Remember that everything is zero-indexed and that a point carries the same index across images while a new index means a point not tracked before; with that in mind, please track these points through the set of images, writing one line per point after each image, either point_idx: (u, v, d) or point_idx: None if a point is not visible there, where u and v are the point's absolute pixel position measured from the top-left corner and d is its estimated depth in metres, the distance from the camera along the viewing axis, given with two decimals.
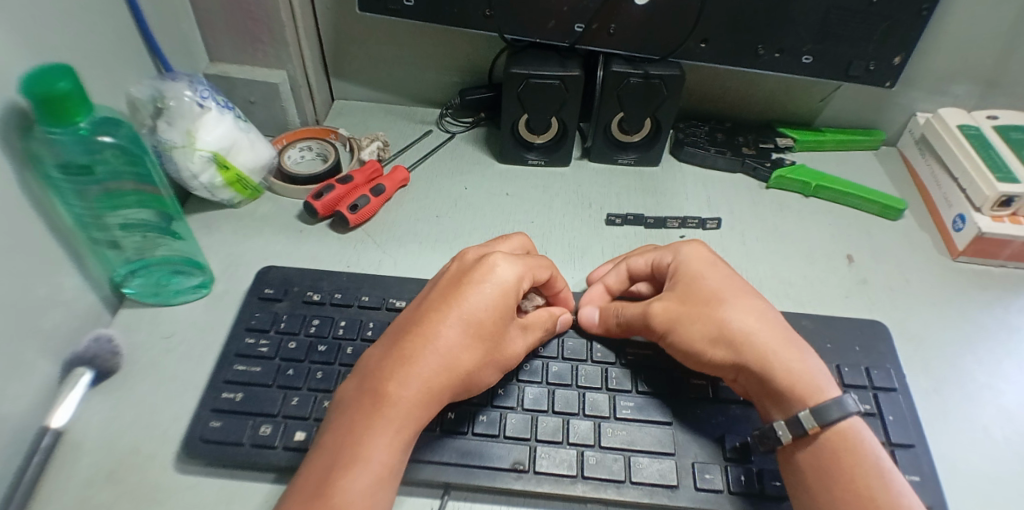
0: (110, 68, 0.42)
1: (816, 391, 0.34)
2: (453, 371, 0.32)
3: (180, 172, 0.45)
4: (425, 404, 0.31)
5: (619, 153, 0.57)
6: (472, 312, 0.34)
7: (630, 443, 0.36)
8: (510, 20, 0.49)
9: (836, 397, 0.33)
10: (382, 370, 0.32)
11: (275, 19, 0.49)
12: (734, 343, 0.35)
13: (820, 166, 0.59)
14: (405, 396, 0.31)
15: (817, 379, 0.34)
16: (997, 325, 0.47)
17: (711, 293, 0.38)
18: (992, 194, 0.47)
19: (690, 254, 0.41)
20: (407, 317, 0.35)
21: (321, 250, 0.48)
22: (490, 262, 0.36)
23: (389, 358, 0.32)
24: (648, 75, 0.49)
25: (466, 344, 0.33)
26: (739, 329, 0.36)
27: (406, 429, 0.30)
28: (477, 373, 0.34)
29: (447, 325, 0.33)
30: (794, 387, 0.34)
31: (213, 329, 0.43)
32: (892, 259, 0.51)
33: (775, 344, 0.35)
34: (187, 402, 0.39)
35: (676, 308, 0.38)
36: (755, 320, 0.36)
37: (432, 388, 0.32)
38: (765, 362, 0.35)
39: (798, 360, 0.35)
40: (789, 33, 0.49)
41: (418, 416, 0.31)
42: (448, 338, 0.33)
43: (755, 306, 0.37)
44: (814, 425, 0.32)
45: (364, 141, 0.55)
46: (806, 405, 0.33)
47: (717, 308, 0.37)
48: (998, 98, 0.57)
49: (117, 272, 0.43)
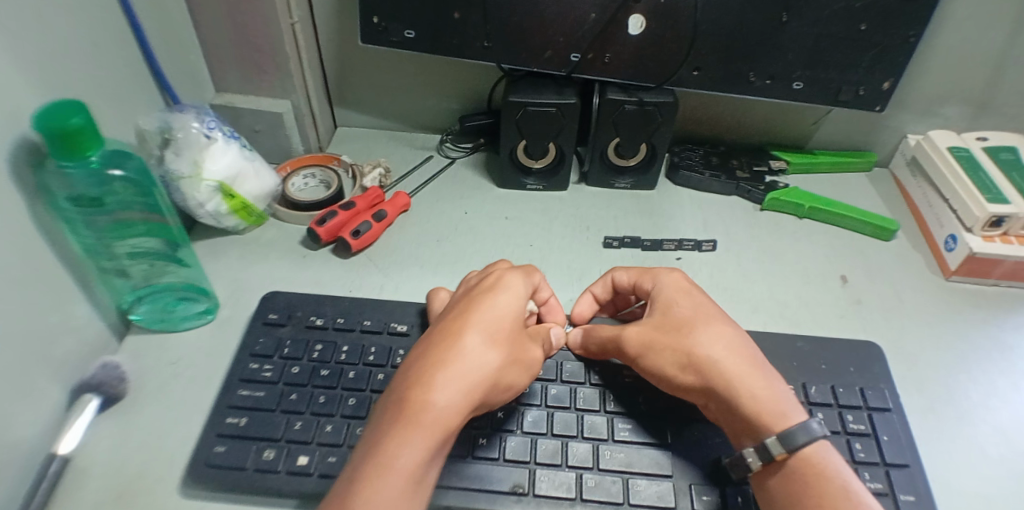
0: (122, 102, 0.43)
1: (780, 417, 0.34)
2: (483, 376, 0.32)
3: (187, 200, 0.46)
4: (455, 410, 0.30)
5: (615, 177, 0.58)
6: (491, 317, 0.35)
7: (627, 465, 0.36)
8: (508, 51, 0.50)
9: (801, 421, 0.33)
10: (413, 376, 0.31)
11: (280, 51, 0.51)
12: (699, 367, 0.36)
13: (813, 187, 0.60)
14: (435, 398, 0.30)
15: (782, 406, 0.34)
16: (992, 344, 0.47)
17: (682, 319, 0.39)
18: (983, 214, 0.48)
19: (668, 279, 0.42)
20: (434, 328, 0.35)
21: (323, 275, 0.49)
22: (498, 275, 0.38)
23: (420, 364, 0.32)
24: (643, 102, 0.51)
25: (491, 349, 0.33)
26: (707, 356, 0.36)
27: (437, 434, 0.29)
28: (503, 380, 0.34)
29: (471, 332, 0.33)
30: (760, 414, 0.34)
31: (219, 355, 0.44)
32: (887, 279, 0.52)
33: (743, 369, 0.36)
34: (192, 427, 0.39)
35: (646, 332, 0.39)
36: (724, 348, 0.36)
37: (462, 392, 0.31)
38: (728, 387, 0.35)
39: (766, 388, 0.35)
40: (780, 60, 0.50)
41: (451, 422, 0.30)
42: (473, 344, 0.33)
43: (726, 332, 0.38)
44: (782, 451, 0.32)
45: (365, 168, 0.56)
46: (772, 430, 0.33)
47: (688, 333, 0.37)
48: (988, 119, 0.59)
49: (124, 300, 0.44)
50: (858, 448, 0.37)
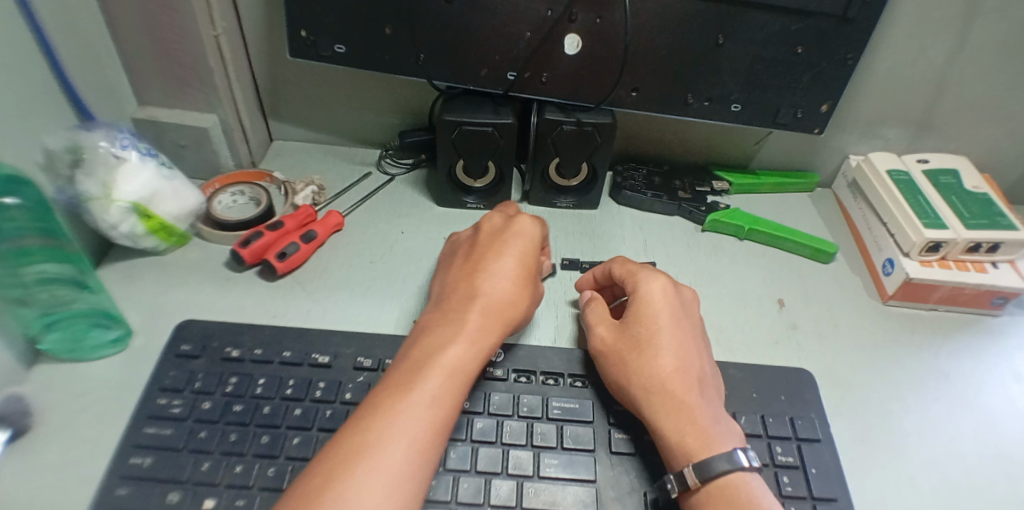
0: (26, 121, 0.41)
1: (704, 446, 0.34)
2: (510, 311, 0.40)
3: (98, 223, 0.44)
4: (489, 335, 0.37)
5: (557, 196, 0.56)
6: (513, 263, 0.42)
7: (551, 504, 0.36)
8: (444, 69, 0.49)
9: (727, 451, 0.34)
10: (439, 338, 0.36)
11: (204, 65, 0.49)
12: (632, 390, 0.38)
13: (756, 208, 0.59)
14: (458, 356, 0.35)
15: (703, 440, 0.34)
16: (923, 368, 0.48)
17: (647, 333, 0.39)
18: (920, 239, 0.49)
19: (648, 286, 0.42)
20: (450, 296, 0.40)
21: (248, 300, 0.47)
22: (516, 223, 0.45)
23: (442, 330, 0.37)
24: (581, 123, 0.50)
25: (515, 288, 0.41)
26: (656, 374, 0.37)
27: (477, 350, 0.36)
28: (523, 313, 0.41)
29: (497, 277, 0.41)
30: (675, 446, 0.35)
31: (129, 387, 0.42)
32: (824, 303, 0.52)
33: (674, 400, 0.36)
34: (93, 469, 0.37)
35: (606, 344, 0.41)
36: (673, 368, 0.38)
37: (492, 321, 0.38)
38: (654, 415, 0.36)
39: (690, 420, 0.35)
40: (716, 83, 0.49)
41: (487, 345, 0.37)
42: (499, 284, 0.40)
43: (675, 359, 0.38)
44: (695, 480, 0.33)
45: (298, 185, 0.54)
46: (691, 460, 0.34)
47: (643, 350, 0.39)
48: (926, 140, 0.59)
49: (30, 328, 0.41)
50: (785, 482, 0.37)
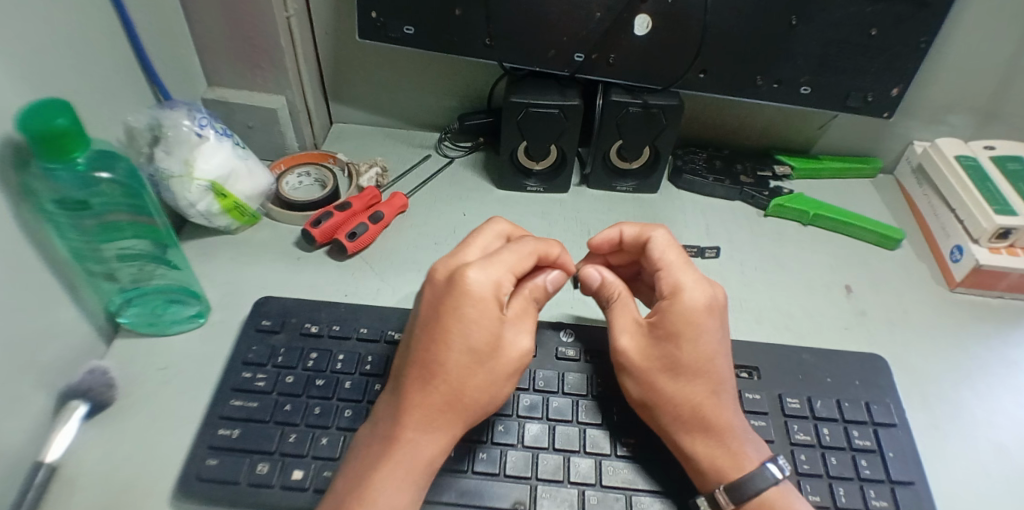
0: (109, 98, 0.42)
1: (732, 470, 0.33)
2: (490, 362, 0.32)
3: (178, 200, 0.45)
4: (464, 399, 0.32)
5: (618, 180, 0.57)
6: (483, 300, 0.32)
7: (631, 482, 0.36)
8: (511, 51, 0.49)
9: (756, 470, 0.33)
10: (462, 376, 0.32)
11: (275, 46, 0.49)
12: (663, 414, 0.35)
13: (817, 194, 0.59)
14: (485, 397, 0.33)
15: (736, 458, 0.34)
16: (994, 356, 0.47)
17: (679, 359, 0.35)
18: (990, 226, 0.47)
19: (692, 299, 0.35)
20: (478, 317, 0.32)
21: (319, 279, 0.48)
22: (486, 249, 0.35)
23: (470, 367, 0.32)
24: (648, 105, 0.49)
25: (487, 335, 0.32)
26: (689, 403, 0.34)
27: (447, 419, 0.32)
28: (508, 357, 0.33)
29: (468, 329, 0.31)
30: (703, 470, 0.34)
31: (210, 362, 0.43)
32: (891, 290, 0.51)
33: (706, 423, 0.34)
34: (182, 438, 0.38)
35: (635, 361, 0.36)
36: (707, 396, 0.34)
37: (465, 384, 0.32)
38: (687, 438, 0.35)
39: (722, 442, 0.34)
40: (787, 65, 0.49)
41: (460, 412, 0.32)
42: (469, 336, 0.31)
43: (707, 381, 0.35)
44: (727, 502, 0.33)
45: (363, 167, 0.55)
46: (721, 484, 0.33)
47: (680, 375, 0.35)
48: (994, 127, 0.58)
49: (113, 302, 0.43)
50: (863, 465, 0.37)
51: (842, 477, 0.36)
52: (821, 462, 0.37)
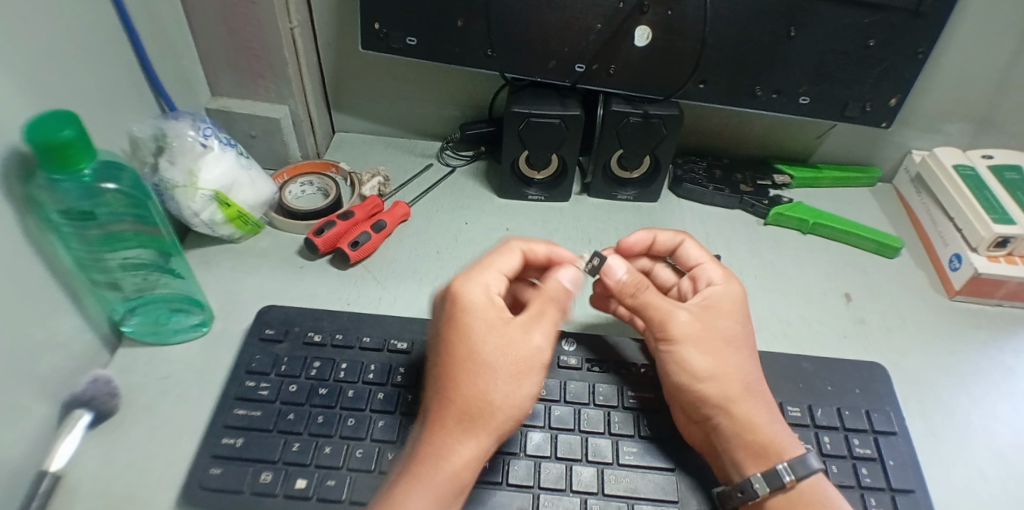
0: (114, 109, 0.42)
1: (785, 444, 0.35)
2: (501, 361, 0.32)
3: (181, 210, 0.45)
4: (480, 401, 0.31)
5: (618, 189, 0.57)
6: (478, 303, 0.34)
7: (633, 491, 0.36)
8: (512, 62, 0.49)
9: (802, 449, 0.35)
10: (457, 371, 0.31)
11: (278, 56, 0.50)
12: (727, 385, 0.36)
13: (815, 203, 0.59)
14: (503, 399, 0.31)
15: (785, 436, 0.36)
16: (994, 365, 0.47)
17: (734, 333, 0.38)
18: (988, 234, 0.48)
19: (733, 288, 0.41)
20: (476, 322, 0.33)
21: (321, 288, 0.48)
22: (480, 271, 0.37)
23: (474, 370, 0.31)
24: (648, 115, 0.50)
25: (490, 335, 0.32)
26: (747, 378, 0.37)
27: (468, 428, 0.30)
28: (524, 357, 0.32)
29: (467, 331, 0.32)
30: (766, 444, 0.35)
31: (213, 371, 0.43)
32: (890, 299, 0.51)
33: (757, 396, 0.37)
34: (185, 446, 0.38)
35: (697, 333, 0.37)
36: (755, 372, 0.38)
37: (479, 385, 0.31)
38: (747, 410, 0.36)
39: (773, 417, 0.36)
40: (786, 75, 0.49)
41: (482, 416, 0.31)
42: (469, 337, 0.32)
43: (750, 356, 0.38)
44: (792, 477, 0.33)
45: (364, 176, 0.56)
46: (783, 457, 0.34)
47: (735, 348, 0.38)
48: (991, 136, 0.58)
49: (116, 311, 0.43)
50: (864, 473, 0.37)
51: (843, 485, 0.37)
52: (822, 471, 0.37)
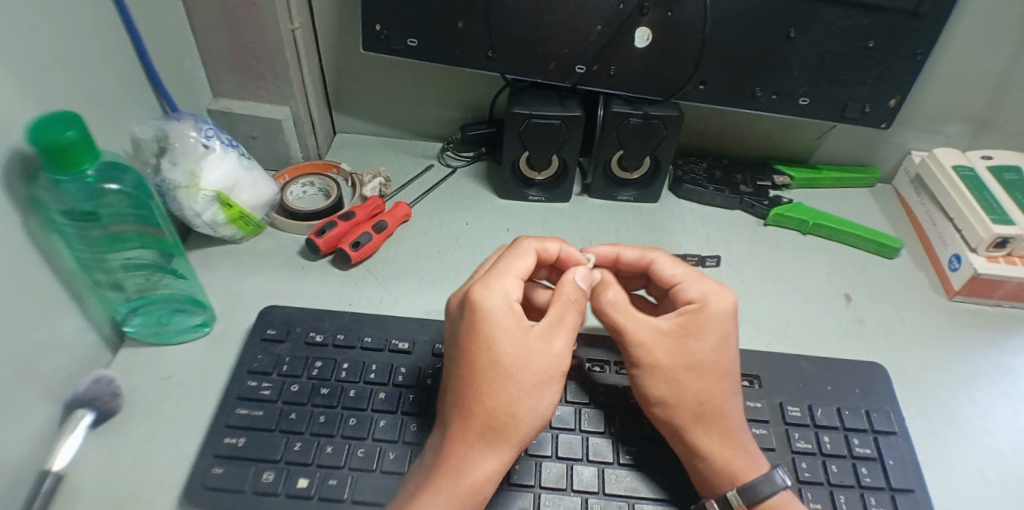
0: (117, 110, 0.42)
1: (742, 471, 0.34)
2: (529, 373, 0.31)
3: (183, 210, 0.46)
4: (506, 415, 0.31)
5: (618, 190, 0.57)
6: (499, 312, 0.33)
7: (634, 490, 0.36)
8: (512, 63, 0.50)
9: (767, 473, 0.34)
10: (481, 385, 0.31)
11: (280, 58, 0.50)
12: (681, 413, 0.35)
13: (815, 203, 0.60)
14: (526, 414, 0.31)
15: (746, 463, 0.35)
16: (993, 366, 0.47)
17: (698, 359, 0.36)
18: (987, 235, 0.48)
19: (716, 304, 0.38)
20: (501, 332, 0.32)
21: (323, 288, 0.49)
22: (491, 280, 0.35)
23: (497, 383, 0.31)
24: (648, 116, 0.50)
25: (514, 346, 0.32)
26: (710, 404, 0.36)
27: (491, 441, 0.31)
28: (548, 368, 0.32)
29: (489, 341, 0.32)
30: (717, 471, 0.34)
31: (215, 371, 0.43)
32: (889, 299, 0.52)
33: (718, 422, 0.35)
34: (187, 446, 0.39)
35: (655, 358, 0.36)
36: (723, 398, 0.36)
37: (505, 399, 0.31)
38: (698, 438, 0.35)
39: (733, 442, 0.35)
40: (785, 76, 0.49)
41: (507, 429, 0.31)
42: (492, 348, 0.32)
43: (721, 381, 0.36)
44: (740, 502, 0.33)
45: (365, 177, 0.56)
46: (733, 485, 0.34)
47: (697, 374, 0.36)
48: (990, 137, 0.58)
49: (118, 311, 0.43)
50: (863, 473, 0.37)
51: (842, 485, 0.37)
52: (822, 470, 0.37)
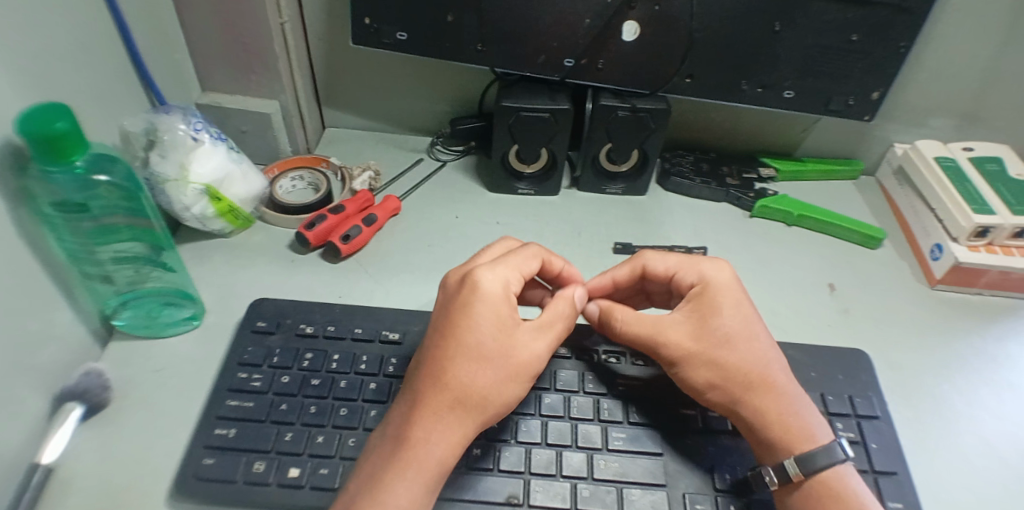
0: (105, 103, 0.42)
1: (808, 436, 0.35)
2: (504, 361, 0.33)
3: (173, 203, 0.46)
4: (477, 398, 0.32)
5: (607, 183, 0.58)
6: (490, 302, 0.34)
7: (622, 475, 0.36)
8: (501, 56, 0.50)
9: (826, 444, 0.34)
10: (459, 367, 0.32)
11: (269, 51, 0.50)
12: (733, 387, 0.36)
13: (801, 196, 0.60)
14: (497, 399, 0.33)
15: (807, 426, 0.35)
16: (975, 353, 0.48)
17: (726, 335, 0.37)
18: (968, 224, 0.49)
19: (715, 280, 0.39)
20: (489, 314, 0.34)
21: (313, 281, 0.49)
22: (478, 275, 0.35)
23: (477, 365, 0.33)
24: (636, 109, 0.51)
25: (494, 335, 0.33)
26: (752, 376, 0.36)
27: (457, 422, 0.32)
28: (522, 361, 0.34)
29: (473, 326, 0.33)
30: (784, 435, 0.35)
31: (206, 363, 0.43)
32: (873, 289, 0.52)
33: (769, 390, 0.36)
34: (179, 438, 0.39)
35: (687, 345, 0.37)
36: (772, 367, 0.37)
37: (481, 382, 0.32)
38: (754, 408, 0.36)
39: (792, 407, 0.36)
40: (771, 69, 0.50)
41: (473, 411, 0.32)
42: (474, 331, 0.33)
43: (761, 350, 0.37)
44: (798, 472, 0.33)
45: (355, 170, 0.56)
46: (798, 450, 0.34)
47: (733, 348, 0.37)
48: (972, 130, 0.59)
49: (107, 304, 0.43)
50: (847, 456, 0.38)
51: None
52: None
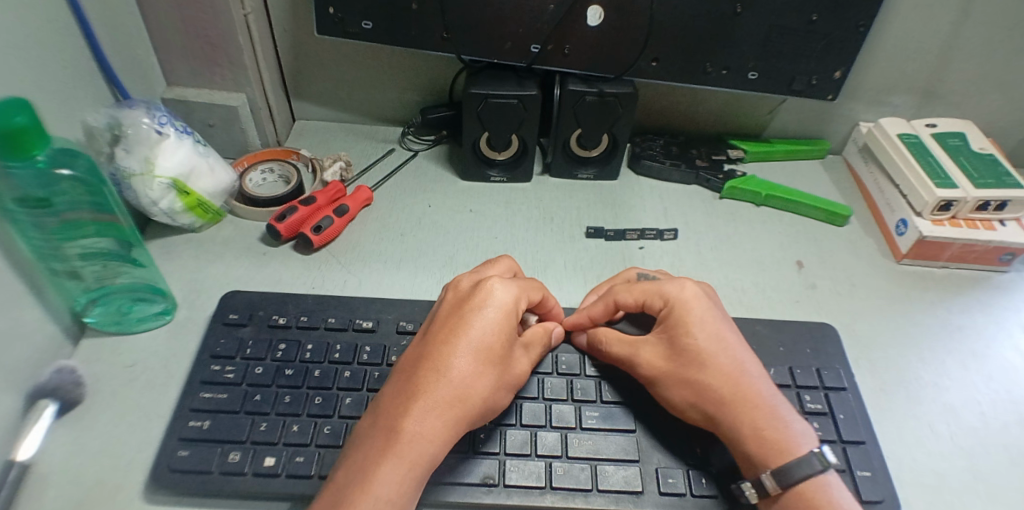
0: (67, 98, 0.42)
1: (784, 449, 0.33)
2: (500, 366, 0.35)
3: (140, 199, 0.46)
4: (471, 398, 0.33)
5: (578, 168, 0.58)
6: (497, 306, 0.36)
7: (596, 452, 0.37)
8: (467, 43, 0.50)
9: (803, 455, 0.33)
10: (461, 366, 0.33)
11: (234, 44, 0.50)
12: (705, 404, 0.36)
13: (770, 176, 0.61)
14: (487, 403, 0.34)
15: (786, 438, 0.34)
16: (939, 323, 0.50)
17: (698, 354, 0.37)
18: (931, 199, 0.50)
19: (681, 301, 0.39)
20: (497, 321, 0.35)
21: (286, 273, 0.49)
22: (486, 286, 0.37)
23: (480, 368, 0.34)
24: (603, 93, 0.51)
25: (496, 339, 0.35)
26: (724, 394, 0.35)
27: (450, 419, 0.32)
28: (513, 370, 0.36)
29: (478, 328, 0.35)
30: (760, 448, 0.34)
31: (179, 357, 0.43)
32: (840, 265, 0.54)
33: (751, 404, 0.35)
34: (154, 432, 0.39)
35: (659, 370, 0.38)
36: (752, 383, 0.36)
37: (478, 382, 0.34)
38: (733, 422, 0.35)
39: (775, 419, 0.35)
40: (734, 51, 0.51)
41: (467, 412, 0.33)
42: (477, 332, 0.35)
43: (741, 364, 0.37)
44: (775, 486, 0.33)
45: (326, 162, 0.56)
46: (772, 465, 0.33)
47: (704, 367, 0.36)
48: (933, 106, 0.61)
49: (77, 301, 0.43)
50: (814, 427, 0.39)
51: None
52: None
